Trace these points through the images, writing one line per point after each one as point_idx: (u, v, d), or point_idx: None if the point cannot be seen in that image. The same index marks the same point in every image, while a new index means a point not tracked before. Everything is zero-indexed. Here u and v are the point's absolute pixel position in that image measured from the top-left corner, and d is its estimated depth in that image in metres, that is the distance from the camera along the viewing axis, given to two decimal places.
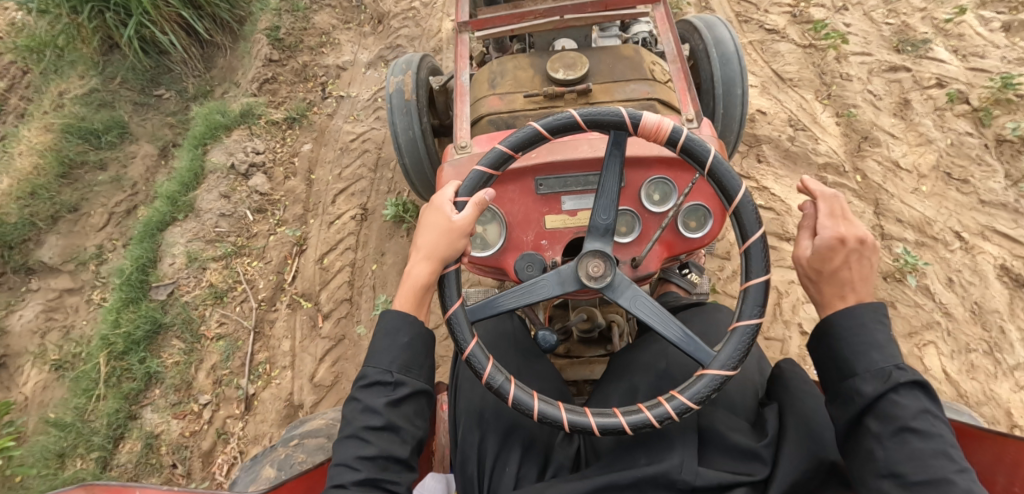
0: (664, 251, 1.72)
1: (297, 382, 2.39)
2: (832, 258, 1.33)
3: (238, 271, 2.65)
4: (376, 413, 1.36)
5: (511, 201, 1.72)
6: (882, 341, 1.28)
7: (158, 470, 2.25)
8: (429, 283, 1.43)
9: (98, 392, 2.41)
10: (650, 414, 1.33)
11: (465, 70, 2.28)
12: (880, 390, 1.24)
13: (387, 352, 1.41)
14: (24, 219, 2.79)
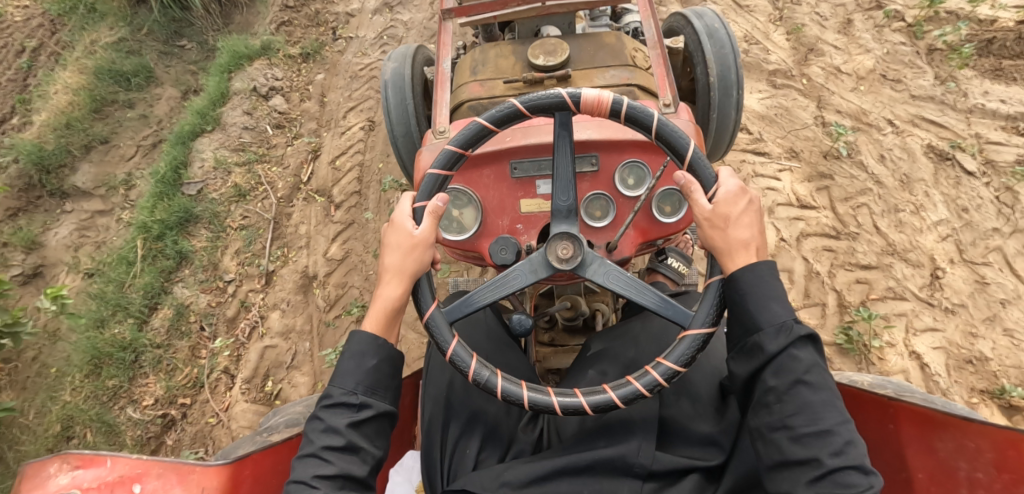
0: (638, 237, 1.45)
1: (312, 258, 2.38)
2: (739, 241, 1.15)
3: (260, 175, 2.64)
4: (336, 433, 1.12)
5: (486, 186, 1.47)
6: (771, 301, 1.11)
7: (187, 336, 2.30)
8: (401, 305, 1.22)
9: (136, 268, 2.42)
10: (615, 394, 1.13)
11: (447, 57, 1.93)
12: (780, 343, 1.07)
13: (352, 373, 1.17)
14: (62, 147, 3.21)
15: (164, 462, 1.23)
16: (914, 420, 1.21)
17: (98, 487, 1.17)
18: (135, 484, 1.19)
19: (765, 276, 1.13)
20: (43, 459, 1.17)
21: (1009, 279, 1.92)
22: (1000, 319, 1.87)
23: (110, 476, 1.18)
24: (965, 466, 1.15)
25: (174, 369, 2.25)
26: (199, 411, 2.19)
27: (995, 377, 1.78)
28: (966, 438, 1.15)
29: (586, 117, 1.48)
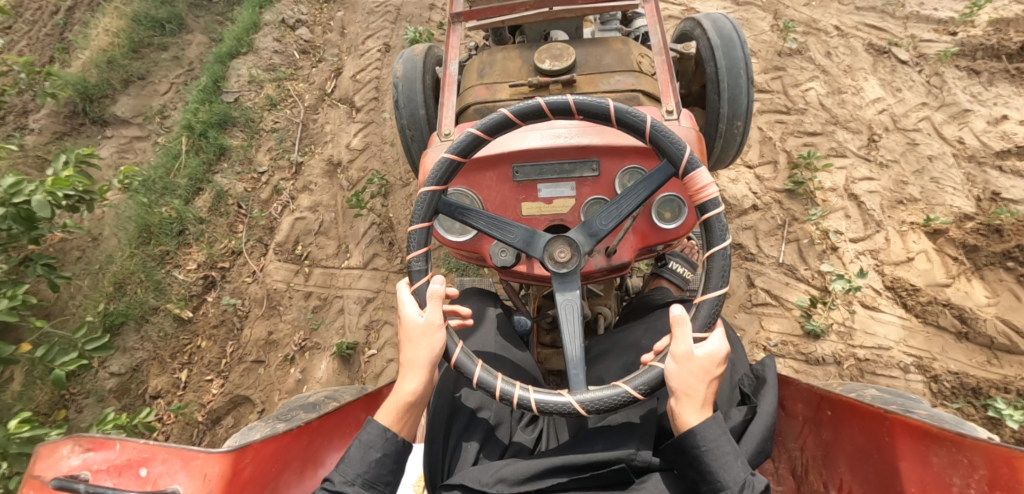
0: (638, 241, 1.45)
1: (337, 150, 2.71)
2: (703, 395, 1.18)
3: (288, 89, 2.96)
4: None
5: (487, 187, 1.48)
6: (734, 459, 1.14)
7: (226, 216, 2.61)
8: (419, 401, 1.27)
9: (181, 158, 2.73)
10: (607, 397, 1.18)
11: (455, 59, 1.90)
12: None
13: (355, 463, 1.22)
14: (104, 80, 3.49)
15: (169, 448, 1.27)
16: (909, 433, 1.25)
17: (106, 468, 1.21)
18: (141, 467, 1.24)
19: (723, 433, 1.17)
20: (57, 439, 1.19)
21: (934, 141, 2.26)
22: (929, 172, 2.19)
23: (117, 459, 1.22)
24: (960, 482, 1.17)
25: (215, 240, 2.56)
26: (238, 272, 2.49)
27: (923, 212, 2.10)
28: (960, 454, 1.18)
29: (588, 122, 1.50)
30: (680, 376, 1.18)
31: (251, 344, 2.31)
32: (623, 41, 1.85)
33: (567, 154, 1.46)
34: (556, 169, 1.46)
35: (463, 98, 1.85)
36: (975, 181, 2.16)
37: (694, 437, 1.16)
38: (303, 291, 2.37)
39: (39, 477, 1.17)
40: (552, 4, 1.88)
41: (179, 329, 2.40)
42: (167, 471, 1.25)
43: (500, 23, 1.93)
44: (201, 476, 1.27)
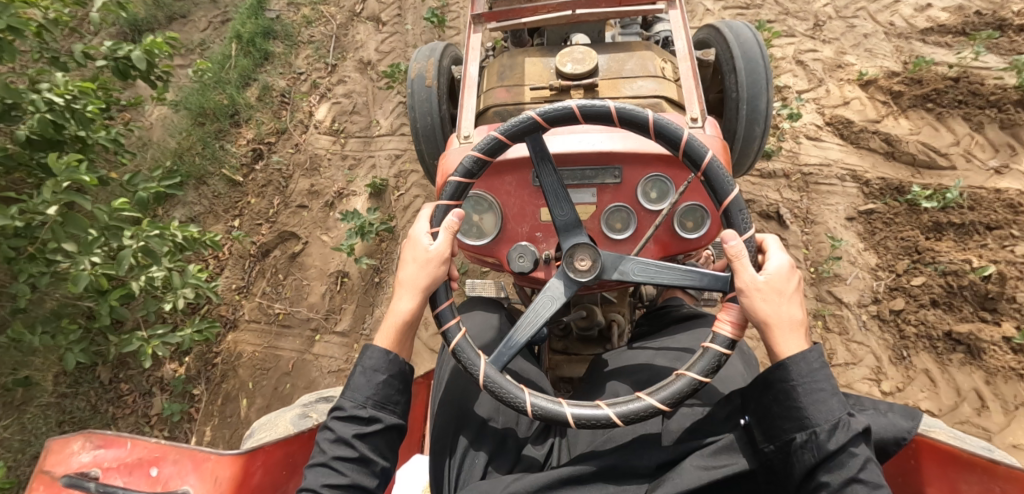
0: (659, 250, 1.50)
1: (366, 53, 3.14)
2: (790, 319, 1.19)
3: (322, 11, 3.34)
4: (348, 445, 1.23)
5: (506, 193, 1.50)
6: (828, 392, 1.13)
7: (270, 105, 3.02)
8: (413, 319, 1.33)
9: (231, 61, 3.14)
10: (614, 412, 1.19)
11: (474, 60, 2.01)
12: (839, 441, 1.09)
13: (363, 389, 1.28)
14: (151, 17, 3.68)
15: (180, 449, 1.39)
16: (936, 459, 1.28)
17: (118, 466, 1.33)
18: (152, 467, 1.35)
19: (819, 364, 1.15)
20: (68, 436, 1.33)
21: (872, 25, 2.70)
22: (863, 46, 2.64)
23: (129, 458, 1.35)
24: None
25: (262, 123, 2.95)
26: (283, 144, 2.89)
27: (857, 73, 2.54)
28: (992, 483, 1.22)
29: (614, 127, 1.50)
30: (769, 300, 1.20)
31: (298, 192, 2.71)
32: (644, 46, 2.00)
33: (591, 159, 1.47)
34: (578, 175, 1.48)
35: (485, 99, 1.98)
36: (902, 51, 2.60)
37: (787, 366, 1.16)
38: (341, 154, 2.78)
39: (51, 471, 1.30)
40: (575, 8, 2.06)
41: (231, 189, 2.80)
42: (177, 472, 1.36)
43: (519, 24, 2.13)
44: (211, 478, 1.37)
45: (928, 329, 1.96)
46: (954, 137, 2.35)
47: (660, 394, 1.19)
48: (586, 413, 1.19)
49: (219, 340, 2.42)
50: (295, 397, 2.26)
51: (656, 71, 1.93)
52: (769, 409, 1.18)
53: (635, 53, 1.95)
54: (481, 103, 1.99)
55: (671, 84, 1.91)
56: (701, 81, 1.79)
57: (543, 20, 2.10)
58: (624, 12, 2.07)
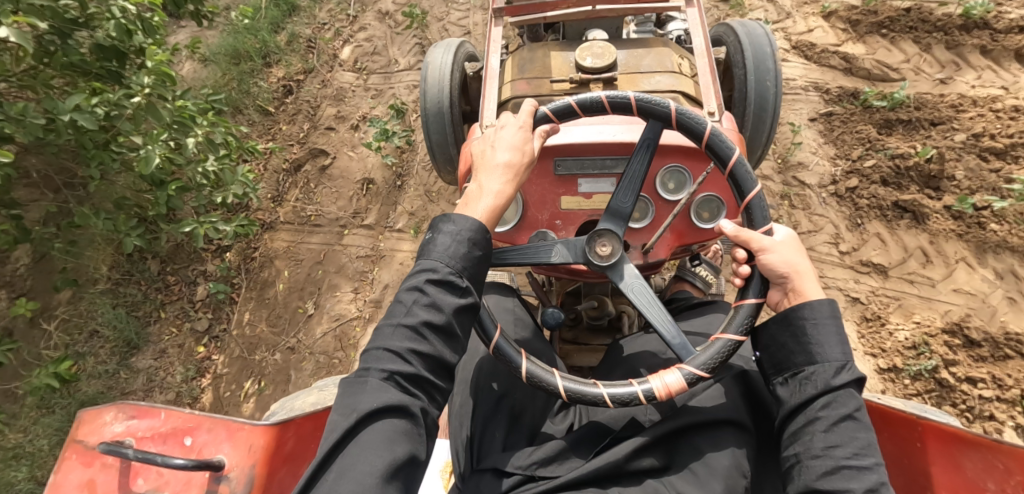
0: (674, 240, 1.59)
1: (382, 5, 3.41)
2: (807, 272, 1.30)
3: None
4: (434, 312, 1.23)
5: (528, 179, 1.61)
6: (835, 334, 1.24)
7: (298, 51, 3.30)
8: (504, 202, 1.35)
9: (262, 8, 3.38)
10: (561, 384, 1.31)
11: (496, 54, 2.12)
12: (842, 379, 1.20)
13: (446, 252, 1.28)
14: None
15: (213, 419, 1.50)
16: (942, 439, 1.35)
17: (150, 435, 1.44)
18: (186, 436, 1.46)
19: (827, 315, 1.26)
20: (102, 408, 1.44)
21: None
22: None
23: (162, 427, 1.46)
24: (993, 486, 1.28)
25: (291, 64, 3.25)
26: (311, 80, 3.20)
27: (824, 11, 2.84)
28: (994, 458, 1.29)
29: (633, 119, 1.60)
30: (784, 258, 1.31)
31: (326, 116, 3.02)
32: (660, 43, 2.12)
33: (611, 149, 1.57)
34: (599, 165, 1.58)
35: (505, 92, 2.10)
36: None
37: (805, 309, 1.26)
38: (364, 87, 3.10)
39: (84, 441, 1.41)
40: (595, 4, 2.15)
41: (264, 118, 3.09)
42: (210, 440, 1.47)
43: (541, 18, 2.22)
44: (245, 446, 1.47)
45: (879, 201, 2.27)
46: (904, 56, 2.68)
47: (609, 390, 1.29)
48: (538, 374, 1.33)
49: (258, 235, 2.71)
50: (327, 279, 2.54)
51: (673, 67, 2.06)
52: (781, 344, 1.29)
53: (653, 50, 2.08)
54: (504, 93, 2.10)
55: (688, 81, 2.04)
56: (719, 77, 1.93)
57: (565, 16, 2.19)
58: (642, 9, 2.18)
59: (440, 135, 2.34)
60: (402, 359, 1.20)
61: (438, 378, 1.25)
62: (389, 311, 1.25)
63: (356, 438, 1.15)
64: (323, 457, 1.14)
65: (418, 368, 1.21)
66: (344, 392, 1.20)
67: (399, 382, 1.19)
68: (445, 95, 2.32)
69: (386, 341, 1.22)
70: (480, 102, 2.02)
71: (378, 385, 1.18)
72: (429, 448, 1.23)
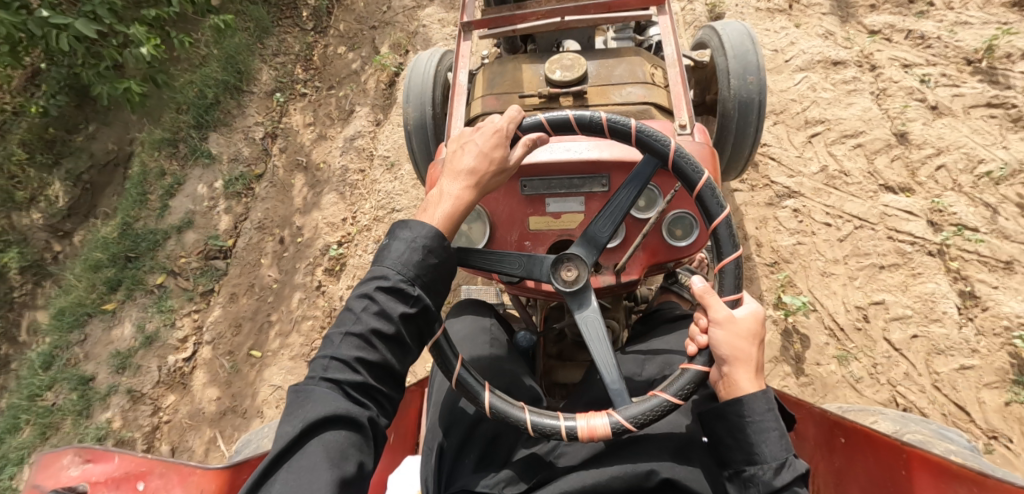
0: (647, 257, 1.62)
1: None
2: (754, 360, 1.29)
3: None
4: (386, 321, 1.25)
5: (494, 200, 1.65)
6: (776, 434, 1.24)
7: None
8: (468, 199, 1.38)
9: None
10: (527, 416, 1.32)
11: (464, 70, 2.21)
12: (786, 480, 1.19)
13: (400, 256, 1.28)
14: None
15: (166, 463, 1.47)
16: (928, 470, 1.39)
17: (104, 480, 1.41)
18: (139, 481, 1.43)
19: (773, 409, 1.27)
20: (59, 451, 1.43)
21: None
22: None
23: (115, 472, 1.43)
24: None
25: None
26: None
27: None
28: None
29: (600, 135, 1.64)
30: (731, 342, 1.29)
31: None
32: (633, 53, 2.20)
33: (578, 169, 1.62)
34: (565, 184, 1.63)
35: (474, 108, 2.18)
36: None
37: (742, 404, 1.26)
38: None
39: (41, 486, 1.39)
40: (565, 15, 2.23)
41: None
42: (164, 485, 1.45)
43: (508, 30, 2.29)
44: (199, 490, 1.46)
45: None
46: None
47: (494, 401, 1.34)
48: (502, 408, 1.33)
49: None
50: None
51: (645, 78, 2.11)
52: (722, 439, 1.29)
53: (625, 59, 2.13)
54: (473, 110, 2.19)
55: (661, 90, 2.09)
56: (688, 87, 2.00)
57: (532, 27, 2.27)
58: (613, 17, 2.25)
59: (421, 144, 2.52)
60: (352, 368, 1.22)
61: (386, 386, 1.27)
62: (336, 324, 1.26)
63: (303, 447, 1.15)
64: (269, 464, 1.15)
65: (369, 379, 1.23)
66: (292, 404, 1.21)
67: (347, 392, 1.20)
68: (428, 127, 2.49)
69: (332, 349, 1.24)
70: (449, 120, 2.09)
71: (324, 394, 1.19)
72: (377, 460, 1.23)
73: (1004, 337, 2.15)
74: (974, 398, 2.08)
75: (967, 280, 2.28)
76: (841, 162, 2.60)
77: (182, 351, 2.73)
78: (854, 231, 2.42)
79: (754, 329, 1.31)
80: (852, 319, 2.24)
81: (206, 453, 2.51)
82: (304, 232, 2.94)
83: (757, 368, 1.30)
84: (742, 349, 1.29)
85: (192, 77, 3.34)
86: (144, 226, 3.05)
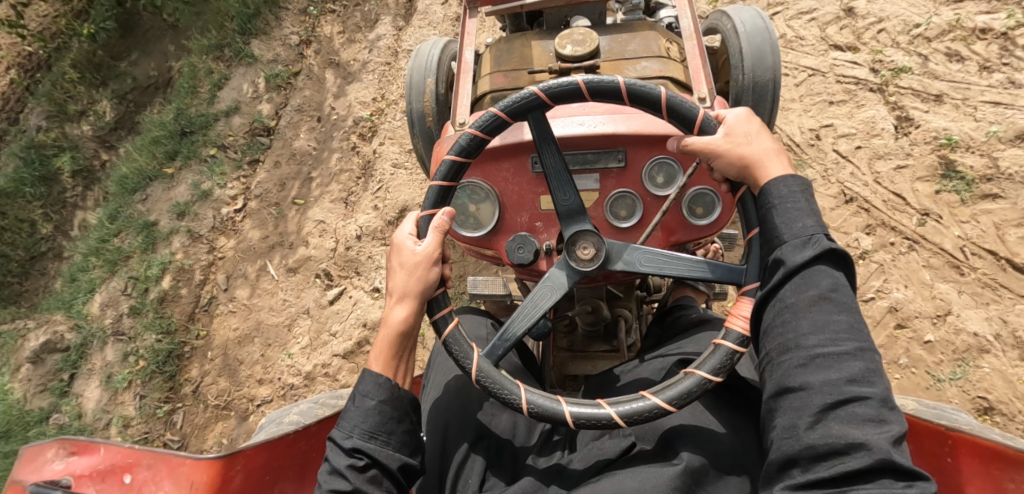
0: (664, 236, 1.73)
1: None
2: (761, 153, 1.36)
3: None
4: (342, 476, 1.29)
5: (505, 179, 1.79)
6: (807, 215, 1.28)
7: None
8: (407, 328, 1.43)
9: None
10: (704, 373, 1.31)
11: (471, 50, 2.40)
12: (813, 254, 1.24)
13: (352, 415, 1.36)
14: None
15: (153, 456, 1.56)
16: (978, 455, 1.41)
17: (88, 474, 1.49)
18: (125, 474, 1.52)
19: (796, 196, 1.31)
20: (44, 444, 1.50)
21: None
22: None
23: (100, 464, 1.51)
24: None
25: None
26: None
27: None
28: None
29: (616, 108, 1.71)
30: (730, 153, 1.38)
31: None
32: (645, 28, 2.34)
33: (596, 143, 1.70)
34: (580, 160, 1.72)
35: (486, 86, 2.37)
36: None
37: (768, 192, 1.33)
38: None
39: (23, 480, 1.45)
40: None
41: None
42: (150, 477, 1.53)
43: (515, 7, 2.47)
44: (188, 482, 1.55)
45: None
46: None
47: (618, 410, 1.31)
48: (631, 410, 1.31)
49: None
50: None
51: (660, 51, 2.27)
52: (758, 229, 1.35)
53: (637, 34, 2.30)
54: (482, 87, 2.36)
55: (676, 64, 2.24)
56: (705, 61, 2.11)
57: (540, 3, 2.44)
58: None
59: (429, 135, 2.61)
60: None
61: None
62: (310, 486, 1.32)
63: None
64: None
65: None
66: None
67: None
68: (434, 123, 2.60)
69: None
70: (457, 97, 2.24)
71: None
72: None
73: (934, 144, 2.58)
74: (909, 188, 2.50)
75: (902, 108, 2.72)
76: (797, 31, 3.07)
77: (233, 205, 3.13)
78: (808, 77, 2.90)
79: (744, 129, 1.39)
80: (807, 138, 2.70)
81: (259, 275, 2.90)
82: (337, 111, 3.38)
83: (764, 154, 1.37)
84: (745, 154, 1.37)
85: None
86: (197, 111, 3.49)
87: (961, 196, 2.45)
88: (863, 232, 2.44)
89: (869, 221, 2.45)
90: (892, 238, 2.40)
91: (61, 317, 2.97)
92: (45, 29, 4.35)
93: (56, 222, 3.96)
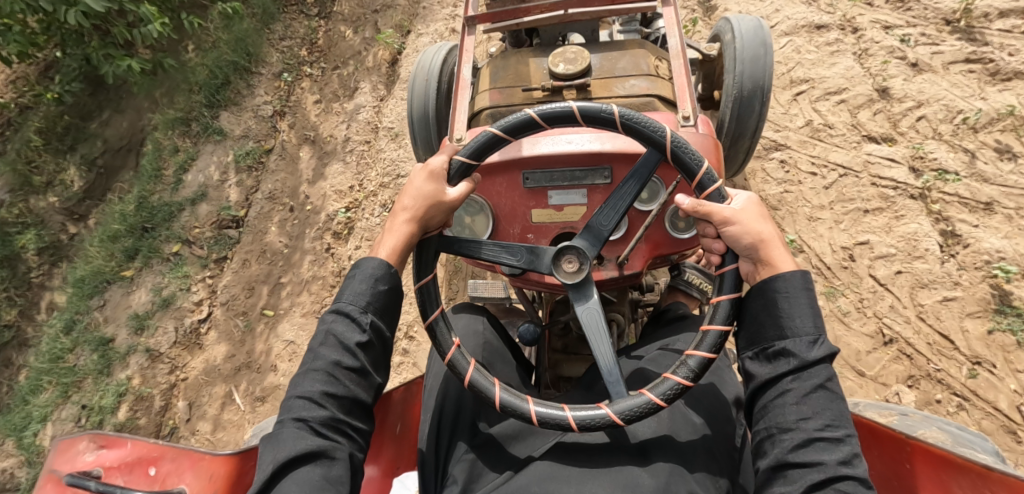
0: (650, 250, 1.57)
1: None
2: (773, 235, 1.32)
3: None
4: (349, 353, 1.31)
5: (498, 193, 1.60)
6: (807, 309, 1.26)
7: None
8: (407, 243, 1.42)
9: None
10: (654, 395, 1.30)
11: (468, 61, 2.09)
12: (816, 351, 1.22)
13: (358, 291, 1.36)
14: None
15: (177, 448, 1.48)
16: (930, 462, 1.35)
17: (118, 466, 1.43)
18: (151, 466, 1.45)
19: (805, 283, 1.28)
20: (77, 436, 1.44)
21: None
22: None
23: (128, 457, 1.44)
24: None
25: None
26: None
27: None
28: (983, 486, 1.26)
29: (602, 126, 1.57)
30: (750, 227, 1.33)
31: None
32: (637, 44, 2.02)
33: (580, 160, 1.55)
34: (569, 176, 1.57)
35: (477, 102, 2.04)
36: None
37: (780, 279, 1.29)
38: None
39: (58, 470, 1.41)
40: (568, 7, 2.08)
41: None
42: (175, 469, 1.46)
43: (512, 24, 2.15)
44: (207, 475, 1.47)
45: None
46: None
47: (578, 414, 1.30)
48: (588, 414, 1.30)
49: None
50: None
51: (650, 70, 1.96)
52: (758, 318, 1.30)
53: (628, 51, 1.97)
54: (474, 105, 2.03)
55: (666, 83, 1.94)
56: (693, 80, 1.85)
57: (536, 21, 2.11)
58: (617, 10, 2.10)
59: (423, 134, 2.42)
60: (319, 404, 1.27)
61: (355, 420, 1.31)
62: (305, 355, 1.33)
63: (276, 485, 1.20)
64: None
65: (334, 413, 1.27)
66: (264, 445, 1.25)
67: (314, 429, 1.24)
68: (429, 110, 2.39)
69: (297, 389, 1.29)
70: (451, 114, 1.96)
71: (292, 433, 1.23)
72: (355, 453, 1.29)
73: (986, 271, 2.23)
74: (957, 327, 2.18)
75: (948, 220, 2.36)
76: (826, 116, 2.71)
77: (197, 313, 2.84)
78: (839, 179, 2.54)
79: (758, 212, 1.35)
80: (839, 258, 2.39)
81: (223, 405, 2.64)
82: (312, 201, 3.07)
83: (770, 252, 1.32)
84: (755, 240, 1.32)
85: (203, 59, 3.43)
86: (160, 199, 3.16)
87: (1017, 337, 2.11)
88: (904, 384, 2.17)
89: (911, 371, 2.17)
90: (938, 394, 2.13)
91: (12, 446, 2.72)
92: (4, 80, 4.00)
93: (20, 307, 3.67)
